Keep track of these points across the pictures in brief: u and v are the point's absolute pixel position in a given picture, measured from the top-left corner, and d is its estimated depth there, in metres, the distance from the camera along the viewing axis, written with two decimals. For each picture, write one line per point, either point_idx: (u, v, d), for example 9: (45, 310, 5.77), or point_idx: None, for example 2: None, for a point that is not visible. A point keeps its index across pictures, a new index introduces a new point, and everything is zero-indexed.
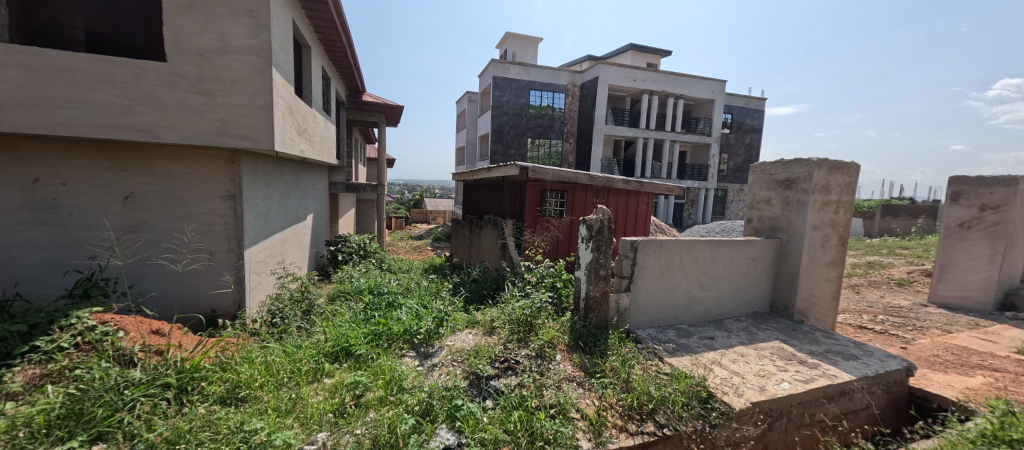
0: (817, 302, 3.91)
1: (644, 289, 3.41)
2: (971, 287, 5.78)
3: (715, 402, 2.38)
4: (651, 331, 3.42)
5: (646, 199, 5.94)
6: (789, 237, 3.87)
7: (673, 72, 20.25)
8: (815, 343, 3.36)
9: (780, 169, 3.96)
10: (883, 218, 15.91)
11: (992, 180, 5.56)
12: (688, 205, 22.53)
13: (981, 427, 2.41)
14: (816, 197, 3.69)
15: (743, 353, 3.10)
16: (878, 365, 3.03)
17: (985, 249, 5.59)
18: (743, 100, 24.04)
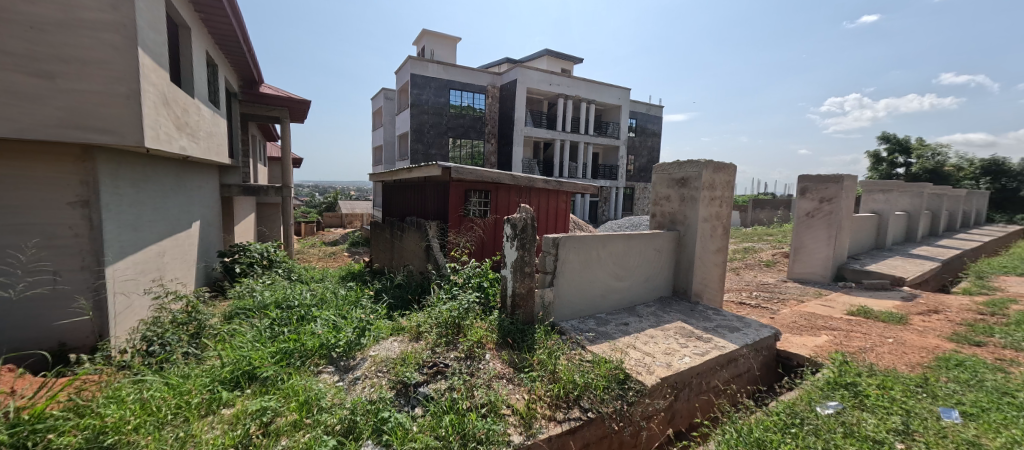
0: (709, 284, 4.49)
1: (566, 283, 3.58)
2: (815, 263, 7.14)
3: (631, 382, 2.60)
4: (574, 322, 3.61)
5: (565, 197, 6.26)
6: (685, 229, 4.39)
7: (585, 79, 21.63)
8: (708, 320, 3.86)
9: (676, 168, 4.46)
10: (756, 210, 18.86)
11: (827, 178, 6.91)
12: (602, 203, 24.25)
13: (826, 375, 3.01)
14: (705, 193, 4.24)
15: (652, 334, 3.44)
16: (755, 334, 3.59)
17: (823, 232, 6.97)
18: (644, 107, 26.65)
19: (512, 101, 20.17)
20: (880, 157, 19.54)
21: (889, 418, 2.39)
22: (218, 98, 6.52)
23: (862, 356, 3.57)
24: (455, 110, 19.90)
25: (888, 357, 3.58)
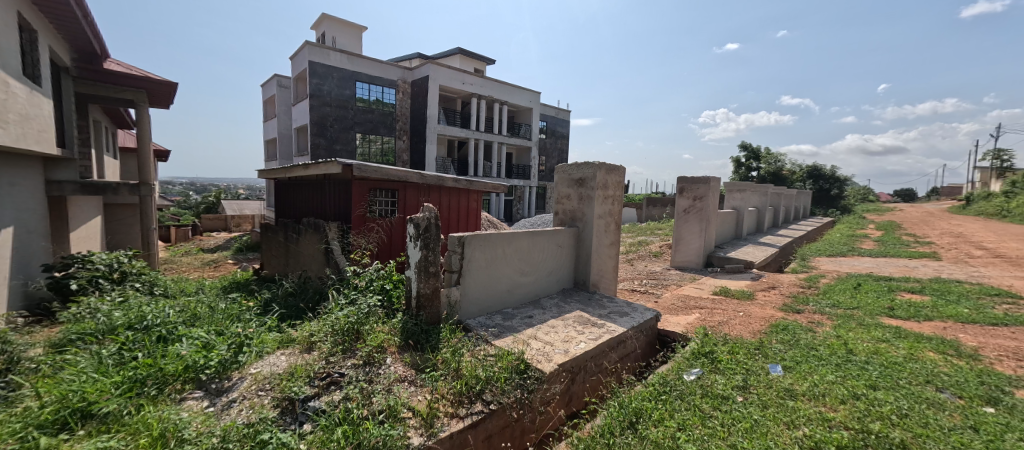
0: (604, 274, 4.95)
1: (472, 281, 3.63)
2: (691, 253, 8.31)
3: (531, 371, 2.75)
4: (481, 319, 3.68)
5: (476, 196, 6.31)
6: (583, 225, 4.76)
7: (497, 80, 22.01)
8: (602, 308, 4.24)
9: (574, 169, 4.80)
10: (649, 208, 21.20)
11: (698, 179, 8.09)
12: (516, 201, 24.94)
13: (692, 347, 3.56)
14: (599, 192, 4.65)
15: (553, 324, 3.68)
16: (640, 317, 4.06)
17: (696, 225, 8.14)
18: (553, 111, 28.09)
19: (423, 98, 19.63)
20: (740, 162, 23.45)
21: (733, 377, 2.94)
22: (39, 73, 5.19)
23: (720, 328, 4.30)
24: (361, 104, 18.60)
25: (738, 327, 4.37)
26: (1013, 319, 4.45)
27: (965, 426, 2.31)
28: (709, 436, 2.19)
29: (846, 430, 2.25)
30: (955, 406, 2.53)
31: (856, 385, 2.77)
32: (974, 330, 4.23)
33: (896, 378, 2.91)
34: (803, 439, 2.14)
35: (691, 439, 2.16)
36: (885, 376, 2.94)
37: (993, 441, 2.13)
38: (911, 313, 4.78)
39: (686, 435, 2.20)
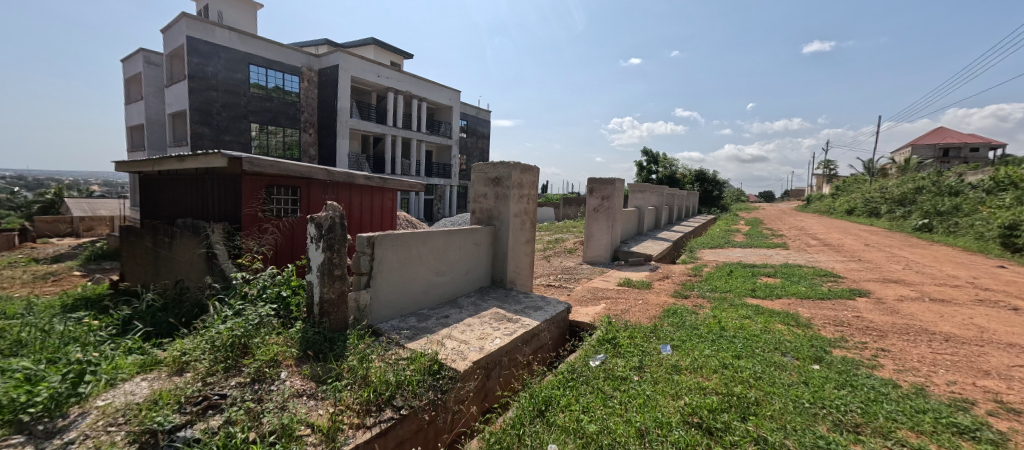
0: (521, 271, 5.09)
1: (384, 283, 3.45)
2: (600, 248, 8.96)
3: (445, 371, 2.71)
4: (394, 322, 3.52)
5: (390, 195, 6.02)
6: (500, 224, 4.84)
7: (414, 75, 21.26)
8: (518, 303, 4.37)
9: (491, 168, 4.85)
10: (565, 207, 22.32)
11: (605, 180, 8.76)
12: (436, 201, 24.40)
13: (597, 334, 3.85)
14: (514, 191, 4.77)
15: (470, 322, 3.68)
16: (552, 310, 4.27)
17: (604, 223, 8.78)
18: (474, 110, 28.10)
19: (332, 88, 18.12)
20: (642, 166, 25.97)
21: (632, 359, 3.26)
22: None
23: (622, 315, 4.72)
24: (257, 90, 16.51)
25: (637, 314, 4.84)
26: (835, 294, 5.64)
27: (799, 381, 2.87)
28: (608, 414, 2.39)
29: (717, 394, 2.64)
30: (793, 367, 3.13)
31: (725, 356, 3.27)
32: (810, 304, 5.27)
33: (755, 347, 3.50)
34: (685, 407, 2.45)
35: (594, 419, 2.33)
36: (747, 346, 3.52)
37: (816, 391, 2.69)
38: (767, 293, 5.79)
39: (589, 416, 2.37)
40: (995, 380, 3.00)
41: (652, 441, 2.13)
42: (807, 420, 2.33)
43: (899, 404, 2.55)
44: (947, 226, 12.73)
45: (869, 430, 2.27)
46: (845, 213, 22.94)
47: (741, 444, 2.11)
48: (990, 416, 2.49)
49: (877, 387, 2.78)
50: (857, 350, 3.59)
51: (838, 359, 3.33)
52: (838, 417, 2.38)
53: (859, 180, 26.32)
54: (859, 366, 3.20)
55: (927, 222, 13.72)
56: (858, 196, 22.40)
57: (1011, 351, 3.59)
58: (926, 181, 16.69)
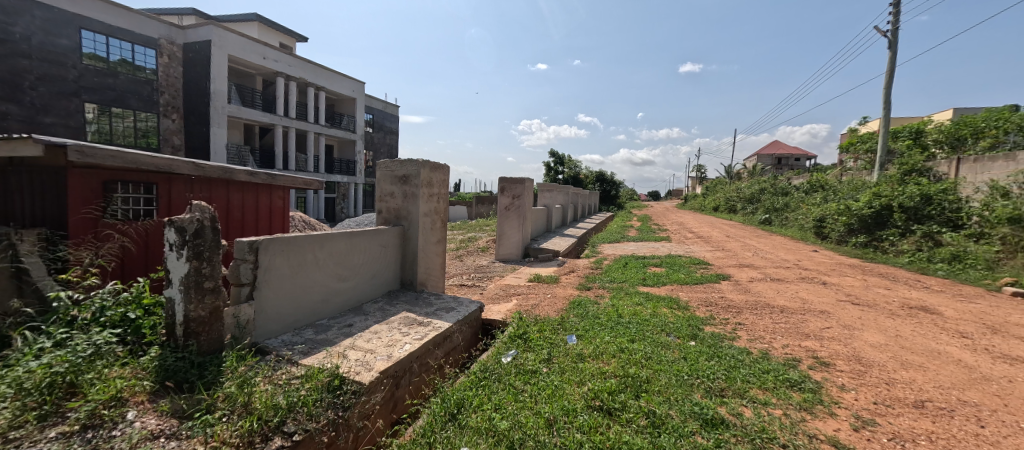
0: (432, 272, 4.93)
1: (272, 294, 3.04)
2: (511, 246, 9.15)
3: (347, 385, 2.50)
4: (285, 337, 3.12)
5: (281, 193, 5.37)
6: (409, 224, 4.62)
7: (309, 61, 19.26)
8: (429, 306, 4.22)
9: (398, 166, 4.60)
10: (478, 206, 22.36)
11: (515, 180, 9.00)
12: (339, 199, 22.49)
13: (509, 331, 3.92)
14: (424, 190, 4.59)
15: (376, 330, 3.44)
16: (465, 310, 4.22)
17: (514, 221, 8.98)
18: (380, 104, 26.58)
19: (203, 68, 15.46)
20: (551, 167, 27.26)
21: (541, 352, 3.39)
22: None
23: (532, 310, 4.89)
24: (93, 63, 13.26)
25: (546, 307, 5.06)
26: (707, 279, 6.62)
27: (680, 357, 3.29)
28: (519, 409, 2.44)
29: (615, 377, 2.88)
30: (675, 345, 3.58)
31: (622, 340, 3.60)
32: (688, 289, 6.09)
33: (645, 330, 3.92)
34: (588, 392, 2.62)
35: (506, 416, 2.36)
36: (639, 331, 3.92)
37: (693, 364, 3.11)
38: (655, 281, 6.56)
39: (501, 414, 2.39)
40: (813, 341, 3.81)
41: (560, 429, 2.23)
42: (686, 391, 2.68)
43: (751, 368, 3.08)
44: (781, 220, 15.89)
45: (731, 393, 2.70)
46: (713, 210, 27.15)
47: (635, 420, 2.33)
48: (810, 369, 3.16)
49: (737, 356, 3.32)
50: (722, 326, 4.26)
51: (708, 334, 3.91)
52: (708, 384, 2.79)
53: (721, 181, 31.36)
54: (724, 339, 3.79)
55: (769, 217, 16.94)
56: (721, 196, 26.70)
57: (822, 317, 4.61)
58: (767, 183, 20.61)
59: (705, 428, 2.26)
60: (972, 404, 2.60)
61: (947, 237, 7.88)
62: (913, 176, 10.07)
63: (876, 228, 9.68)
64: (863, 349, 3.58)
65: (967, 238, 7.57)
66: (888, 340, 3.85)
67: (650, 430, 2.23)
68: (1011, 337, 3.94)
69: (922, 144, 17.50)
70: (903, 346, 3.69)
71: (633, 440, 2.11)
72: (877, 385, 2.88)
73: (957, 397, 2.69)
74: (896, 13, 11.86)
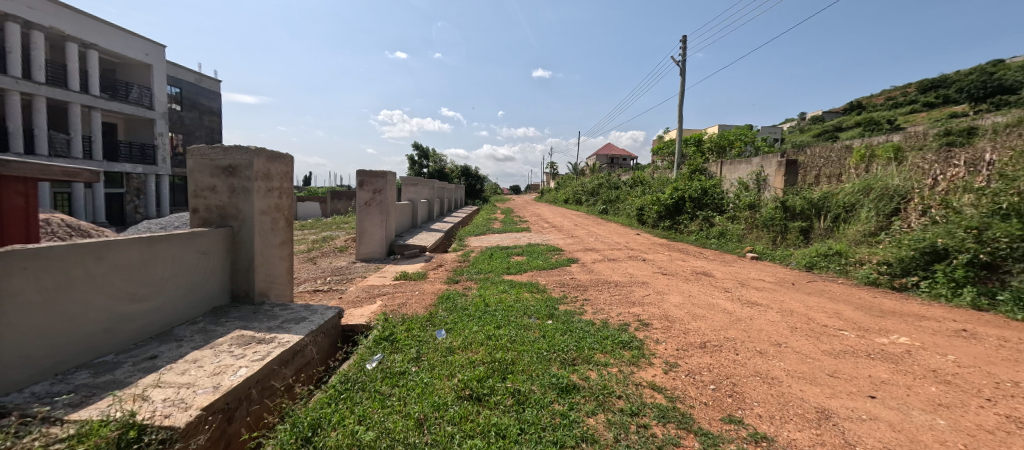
0: (277, 280, 4.19)
1: (9, 331, 2.14)
2: (374, 244, 8.53)
3: (150, 434, 1.94)
4: (40, 389, 2.24)
5: (24, 187, 3.64)
6: (239, 224, 3.83)
7: (70, 7, 14.22)
8: (272, 319, 3.60)
9: (220, 154, 3.77)
10: (334, 202, 20.17)
11: (376, 173, 8.38)
12: (132, 195, 17.35)
13: (373, 334, 3.64)
14: (258, 184, 3.86)
15: (196, 357, 2.76)
16: (320, 318, 3.74)
17: (376, 217, 8.37)
18: (192, 77, 21.48)
19: None
20: (414, 160, 26.40)
21: (409, 352, 3.27)
22: None
23: (398, 309, 4.67)
24: None
25: (413, 305, 4.90)
26: (560, 264, 7.43)
27: (540, 335, 3.61)
28: (387, 415, 2.31)
29: (483, 364, 2.99)
30: (535, 325, 3.91)
31: (489, 328, 3.75)
32: (546, 274, 6.72)
33: (510, 316, 4.18)
34: (458, 383, 2.65)
35: (371, 425, 2.20)
36: (504, 317, 4.15)
37: (550, 340, 3.45)
38: (517, 269, 7.05)
39: (365, 425, 2.21)
40: (638, 307, 4.66)
41: (430, 426, 2.20)
42: (545, 365, 2.96)
43: (595, 336, 3.60)
44: (615, 210, 18.95)
45: (581, 360, 3.10)
46: (564, 203, 30.56)
47: (501, 401, 2.46)
48: (637, 330, 3.86)
49: (584, 327, 3.83)
50: (573, 303, 4.86)
51: (562, 312, 4.40)
52: (563, 356, 3.14)
53: (569, 177, 35.51)
54: (575, 314, 4.33)
55: (606, 207, 20.00)
56: (570, 190, 30.26)
57: (644, 287, 5.70)
58: (603, 179, 24.28)
59: (561, 395, 2.53)
60: (732, 339, 3.58)
61: (716, 220, 10.63)
62: (696, 174, 13.22)
63: (676, 214, 12.42)
64: (670, 309, 4.56)
65: (728, 219, 10.35)
66: (685, 300, 4.99)
67: (516, 408, 2.39)
68: (752, 288, 5.56)
69: (701, 149, 23.06)
70: (694, 303, 4.83)
71: (500, 421, 2.23)
72: (679, 335, 3.70)
73: (724, 336, 3.67)
74: (683, 48, 15.28)
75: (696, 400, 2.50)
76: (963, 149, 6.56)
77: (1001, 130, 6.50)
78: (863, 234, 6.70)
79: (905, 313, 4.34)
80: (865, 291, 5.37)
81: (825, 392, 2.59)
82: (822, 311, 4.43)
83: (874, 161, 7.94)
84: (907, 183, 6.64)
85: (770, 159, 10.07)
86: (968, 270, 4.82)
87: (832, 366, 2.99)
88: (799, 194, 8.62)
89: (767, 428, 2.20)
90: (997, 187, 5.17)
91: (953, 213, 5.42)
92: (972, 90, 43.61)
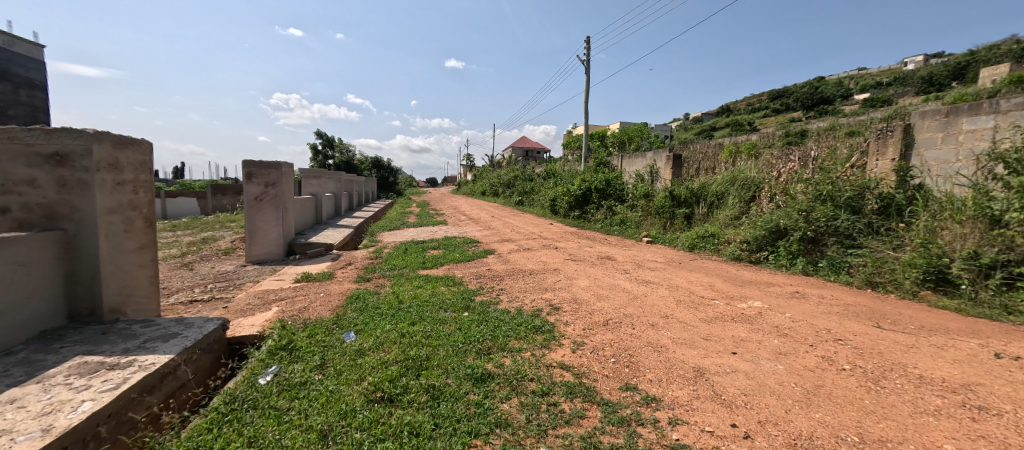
0: (137, 292, 3.49)
1: None
2: (269, 243, 7.57)
3: None
4: None
5: None
6: (75, 225, 3.08)
7: None
8: (129, 339, 2.99)
9: (42, 139, 2.95)
10: (215, 197, 17.41)
11: (268, 164, 7.44)
12: None
13: (267, 345, 3.24)
14: (102, 177, 3.14)
15: (14, 396, 2.17)
16: (197, 332, 3.21)
17: (271, 214, 7.45)
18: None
19: None
20: (315, 150, 23.99)
21: (310, 360, 2.98)
22: None
23: (298, 314, 4.24)
24: None
25: (316, 308, 4.49)
26: (477, 255, 7.45)
27: (455, 328, 3.59)
28: (284, 431, 2.09)
29: (396, 363, 2.87)
30: (451, 318, 3.88)
31: (402, 326, 3.61)
32: (463, 266, 6.68)
33: (424, 311, 4.08)
34: (368, 387, 2.50)
35: (265, 446, 1.97)
36: (419, 313, 4.02)
37: (465, 332, 3.45)
38: (433, 263, 6.90)
39: (257, 446, 1.97)
40: (550, 293, 4.92)
41: (337, 436, 2.05)
42: (460, 357, 2.95)
43: (510, 323, 3.70)
44: (529, 201, 19.67)
45: (496, 348, 3.16)
46: (480, 195, 30.80)
47: (415, 399, 2.39)
48: (549, 315, 4.06)
49: (500, 316, 3.91)
50: (489, 293, 4.93)
51: (478, 303, 4.42)
52: (478, 346, 3.16)
53: (485, 169, 35.81)
54: (490, 304, 4.39)
55: (520, 199, 20.64)
56: (486, 182, 30.44)
57: (555, 273, 6.02)
58: (518, 171, 24.98)
59: (476, 385, 2.56)
60: (630, 315, 3.99)
61: (618, 208, 11.66)
62: (601, 166, 14.28)
63: (584, 204, 13.32)
64: (579, 292, 4.89)
65: (627, 207, 11.43)
66: (592, 283, 5.38)
67: (430, 404, 2.34)
68: (647, 268, 6.24)
69: (605, 144, 24.95)
70: (600, 285, 5.24)
71: (414, 419, 2.17)
72: (586, 316, 3.99)
73: (623, 313, 4.06)
74: (587, 48, 16.26)
75: (600, 374, 2.72)
76: (797, 147, 8.13)
77: (822, 133, 8.20)
78: (730, 218, 7.93)
79: (759, 282, 5.27)
80: (731, 265, 6.39)
81: (700, 353, 3.03)
82: (700, 285, 5.16)
83: (738, 156, 9.43)
84: (760, 174, 8.04)
85: (661, 154, 11.33)
86: (800, 244, 6.02)
87: (706, 330, 3.51)
88: (682, 184, 9.85)
89: (656, 390, 2.49)
90: (818, 177, 6.46)
91: (790, 198, 6.70)
92: (804, 100, 54.22)
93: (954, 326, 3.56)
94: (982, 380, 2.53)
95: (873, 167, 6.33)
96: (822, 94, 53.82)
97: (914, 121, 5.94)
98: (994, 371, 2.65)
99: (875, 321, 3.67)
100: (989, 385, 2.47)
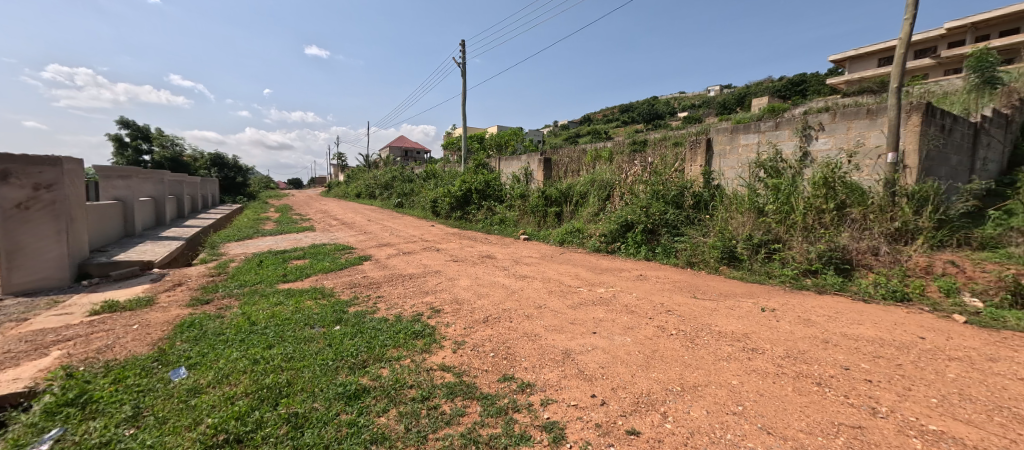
0: None
1: None
2: (46, 266, 5.62)
3: None
4: None
5: None
6: None
7: None
8: None
9: None
10: None
11: (40, 159, 5.55)
12: None
13: (41, 403, 2.40)
14: None
15: None
16: None
17: (48, 227, 5.59)
18: None
19: None
20: (121, 143, 18.65)
21: (117, 412, 2.33)
22: None
23: (96, 356, 3.25)
24: None
25: (125, 345, 3.50)
26: (350, 263, 6.84)
27: (324, 345, 3.23)
28: None
29: (246, 396, 2.44)
30: (318, 334, 3.48)
31: (255, 351, 3.09)
32: (334, 276, 6.06)
33: (285, 330, 3.57)
34: (205, 431, 2.07)
35: None
36: (278, 333, 3.51)
37: (336, 348, 3.13)
38: (296, 274, 6.10)
39: None
40: (431, 295, 4.84)
41: None
42: (329, 376, 2.67)
43: (387, 332, 3.50)
44: (408, 203, 18.98)
45: (372, 360, 2.95)
46: (354, 197, 28.40)
47: (272, 433, 2.07)
48: (430, 318, 3.97)
49: (376, 326, 3.67)
50: (364, 303, 4.58)
51: (352, 315, 4.06)
52: (351, 361, 2.91)
53: (359, 170, 33.10)
54: (366, 314, 4.09)
55: (399, 201, 19.73)
56: (360, 185, 28.22)
57: (436, 275, 5.94)
58: (396, 171, 23.83)
59: (348, 403, 2.35)
60: (508, 309, 4.19)
61: (497, 209, 12.11)
62: (480, 167, 14.62)
63: (464, 204, 13.46)
64: (459, 292, 4.93)
65: (506, 207, 11.94)
66: (473, 282, 5.47)
67: (292, 435, 2.06)
68: (523, 264, 6.64)
69: (484, 147, 25.69)
70: (481, 284, 5.37)
71: None
72: (467, 315, 4.04)
73: (502, 308, 4.24)
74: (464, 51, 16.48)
75: (479, 369, 2.79)
76: (639, 154, 9.69)
77: (656, 143, 9.94)
78: (592, 214, 8.99)
79: (614, 269, 6.11)
80: (594, 256, 7.25)
81: (567, 337, 3.36)
82: (568, 275, 5.73)
83: (597, 160, 10.76)
84: (613, 177, 9.33)
85: (534, 157, 12.19)
86: (642, 235, 7.18)
87: (572, 316, 3.91)
88: (553, 185, 10.78)
89: (530, 376, 2.68)
90: (654, 178, 7.81)
91: (634, 196, 7.93)
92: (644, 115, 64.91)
93: (740, 291, 4.72)
94: (755, 329, 3.41)
95: (689, 170, 7.97)
96: (656, 111, 65.22)
97: (713, 136, 7.69)
98: (761, 321, 3.62)
99: (692, 293, 4.63)
100: (759, 332, 3.35)
